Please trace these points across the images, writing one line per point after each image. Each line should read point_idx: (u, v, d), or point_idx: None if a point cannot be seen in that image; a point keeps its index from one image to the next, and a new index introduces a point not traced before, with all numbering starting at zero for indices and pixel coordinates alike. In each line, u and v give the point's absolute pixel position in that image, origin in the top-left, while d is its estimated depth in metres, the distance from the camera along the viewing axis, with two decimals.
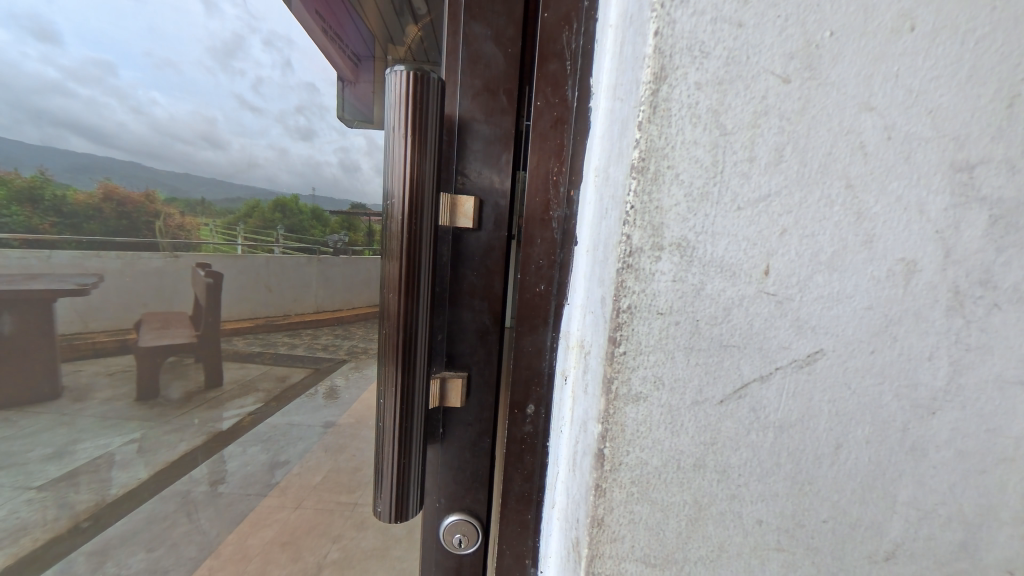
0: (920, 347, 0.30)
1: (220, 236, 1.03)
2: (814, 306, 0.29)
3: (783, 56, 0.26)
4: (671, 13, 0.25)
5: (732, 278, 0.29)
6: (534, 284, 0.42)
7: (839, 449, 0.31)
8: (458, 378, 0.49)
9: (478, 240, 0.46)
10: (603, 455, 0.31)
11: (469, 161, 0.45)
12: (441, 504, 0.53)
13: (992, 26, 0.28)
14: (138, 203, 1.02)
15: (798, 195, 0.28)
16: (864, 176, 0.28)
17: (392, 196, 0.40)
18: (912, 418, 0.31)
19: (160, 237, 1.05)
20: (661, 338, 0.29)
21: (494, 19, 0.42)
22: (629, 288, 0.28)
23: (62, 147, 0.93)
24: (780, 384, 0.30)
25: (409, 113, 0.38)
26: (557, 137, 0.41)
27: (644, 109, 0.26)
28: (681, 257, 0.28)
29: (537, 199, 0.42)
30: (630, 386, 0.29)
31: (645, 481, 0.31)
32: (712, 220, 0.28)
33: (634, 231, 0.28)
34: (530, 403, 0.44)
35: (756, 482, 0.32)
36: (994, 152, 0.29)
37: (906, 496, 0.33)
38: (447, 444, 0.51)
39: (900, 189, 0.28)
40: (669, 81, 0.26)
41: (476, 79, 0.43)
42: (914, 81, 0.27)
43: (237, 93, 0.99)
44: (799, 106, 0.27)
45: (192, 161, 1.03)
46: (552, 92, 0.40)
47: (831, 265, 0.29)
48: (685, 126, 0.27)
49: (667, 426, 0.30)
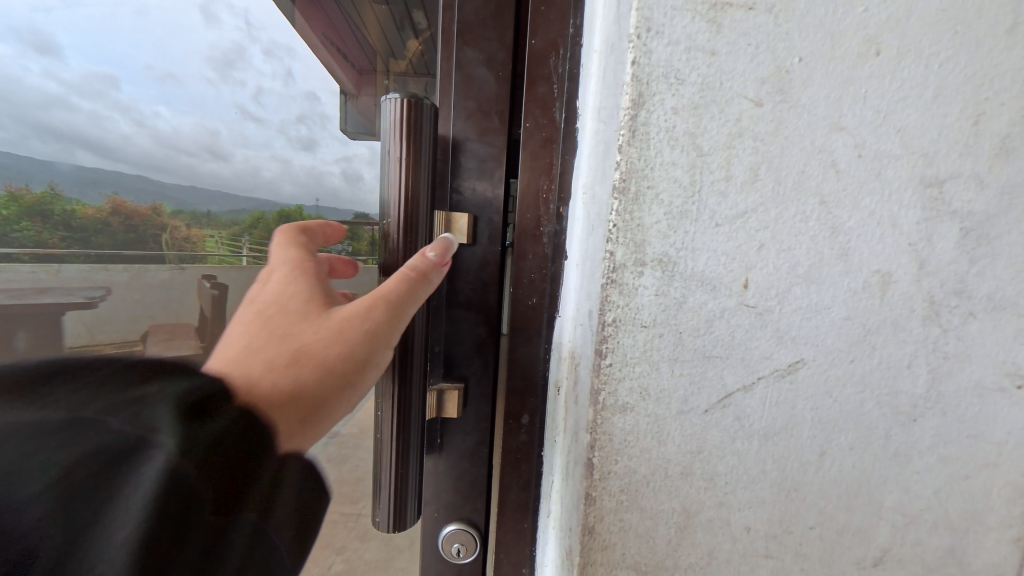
0: (898, 355, 0.31)
1: (225, 247, 0.76)
2: (793, 317, 0.30)
3: (756, 81, 0.28)
4: (647, 43, 0.27)
5: (712, 291, 0.30)
6: (526, 297, 0.44)
7: (823, 456, 0.32)
8: (455, 390, 0.50)
9: (474, 254, 0.48)
10: (592, 464, 0.32)
11: (464, 179, 0.46)
12: (438, 514, 0.54)
13: (956, 48, 0.29)
14: (145, 217, 0.76)
15: (774, 212, 0.30)
16: (838, 192, 0.30)
17: (388, 214, 0.42)
18: (893, 425, 0.32)
19: (166, 250, 0.78)
20: (645, 350, 0.30)
21: (486, 44, 0.44)
22: (614, 302, 0.30)
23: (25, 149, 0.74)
24: (763, 394, 0.31)
25: (404, 136, 0.40)
26: (548, 156, 0.43)
27: (624, 132, 0.28)
28: (663, 272, 0.30)
29: (528, 215, 0.43)
30: (617, 396, 0.31)
31: (634, 489, 0.32)
32: (692, 237, 0.29)
33: (618, 247, 0.29)
34: (525, 413, 0.45)
35: (742, 489, 0.32)
36: (962, 167, 0.30)
37: (891, 501, 0.33)
38: (445, 454, 0.52)
39: (872, 204, 0.30)
40: (647, 106, 0.28)
41: (470, 101, 0.45)
42: (882, 102, 0.29)
43: (239, 103, 0.75)
44: (772, 128, 0.29)
45: (169, 171, 0.76)
46: (541, 114, 0.42)
47: (809, 278, 0.30)
48: (663, 148, 0.29)
49: (654, 436, 0.31)
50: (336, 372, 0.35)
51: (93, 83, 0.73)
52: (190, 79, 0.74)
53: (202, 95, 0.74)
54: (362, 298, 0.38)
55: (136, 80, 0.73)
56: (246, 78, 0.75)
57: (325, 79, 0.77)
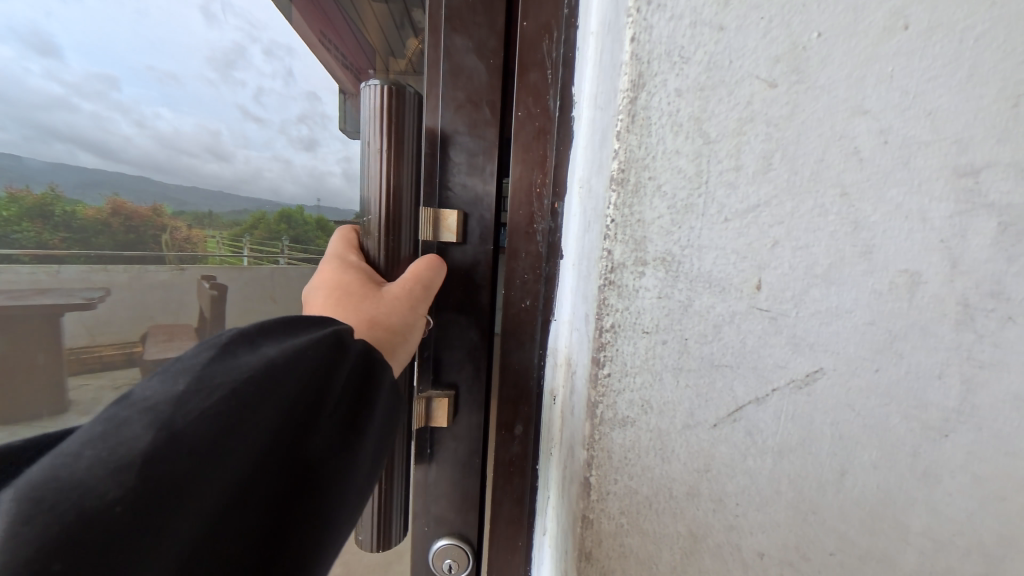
0: (928, 364, 0.28)
1: (227, 248, 0.91)
2: (811, 322, 0.27)
3: (768, 61, 0.25)
4: (647, 18, 0.24)
5: (720, 293, 0.27)
6: (519, 300, 0.41)
7: (844, 476, 0.29)
8: (445, 397, 0.47)
9: (464, 254, 0.45)
10: (589, 484, 0.29)
11: (453, 174, 0.44)
12: (429, 527, 0.51)
13: (993, 21, 0.26)
14: (145, 218, 0.93)
15: (789, 205, 0.27)
16: (860, 183, 0.27)
17: (369, 211, 0.42)
18: (922, 441, 0.29)
19: (166, 251, 0.95)
20: (647, 358, 0.28)
21: (475, 31, 0.41)
22: (613, 306, 0.27)
23: (75, 164, 0.91)
24: (777, 406, 0.28)
25: (384, 128, 0.40)
26: (541, 148, 0.40)
27: (622, 118, 0.26)
28: (666, 272, 0.27)
29: (521, 212, 0.41)
30: (615, 410, 0.28)
31: (635, 512, 0.29)
32: (698, 233, 0.27)
33: (616, 245, 0.27)
34: (518, 423, 0.43)
35: (754, 511, 0.29)
36: (1002, 154, 0.27)
37: (919, 525, 0.30)
38: (436, 464, 0.50)
39: (899, 196, 0.27)
40: (647, 89, 0.25)
41: (459, 92, 0.42)
42: (910, 82, 0.26)
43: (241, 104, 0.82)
44: (786, 112, 0.26)
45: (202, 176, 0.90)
46: (534, 102, 0.40)
47: (828, 278, 0.27)
48: (666, 135, 0.26)
49: (657, 452, 0.29)
50: (392, 348, 0.38)
51: (95, 84, 0.87)
52: (191, 80, 0.82)
53: (204, 97, 0.83)
54: (406, 280, 0.40)
55: (138, 83, 0.85)
56: (246, 78, 0.79)
57: (325, 78, 0.76)
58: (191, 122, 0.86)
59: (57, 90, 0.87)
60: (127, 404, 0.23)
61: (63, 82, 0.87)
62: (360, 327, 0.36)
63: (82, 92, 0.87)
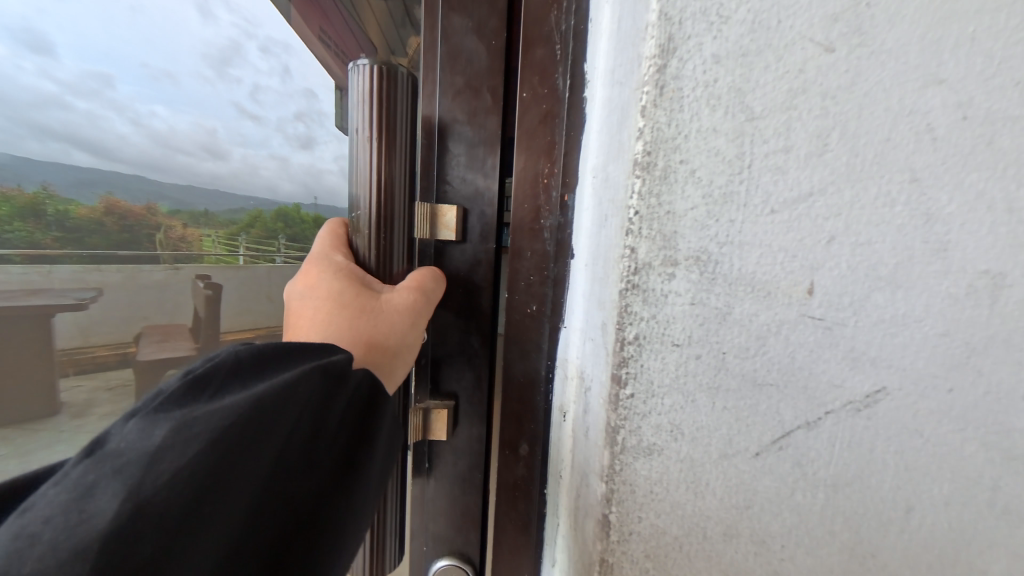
0: (1012, 383, 0.23)
1: (223, 246, 1.01)
2: (873, 334, 0.23)
3: (825, 20, 0.21)
4: None
5: (766, 299, 0.23)
6: (524, 304, 0.37)
7: (909, 513, 0.25)
8: (444, 408, 0.43)
9: (463, 253, 0.41)
10: (609, 521, 0.25)
11: (450, 165, 0.39)
12: (427, 550, 0.47)
13: None
14: (140, 217, 0.94)
15: (850, 194, 0.22)
16: (935, 165, 0.22)
17: (356, 204, 0.37)
18: (1003, 472, 0.24)
19: (161, 250, 0.99)
20: (677, 376, 0.24)
21: (473, 6, 0.37)
22: (636, 314, 0.23)
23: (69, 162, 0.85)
24: (832, 433, 0.24)
25: (373, 111, 0.35)
26: (547, 134, 0.35)
27: (648, 90, 0.22)
28: (700, 273, 0.23)
29: (526, 207, 0.37)
30: (639, 436, 0.24)
31: (662, 553, 0.25)
32: (739, 228, 0.22)
33: (640, 243, 0.23)
34: (523, 442, 0.39)
35: (803, 555, 0.25)
36: None
37: (995, 568, 0.25)
38: (435, 481, 0.46)
39: (981, 181, 0.22)
40: (678, 55, 0.21)
41: (457, 77, 0.38)
42: (998, 42, 0.21)
43: (236, 101, 0.87)
44: (847, 81, 0.21)
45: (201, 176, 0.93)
46: (538, 83, 0.35)
47: (895, 281, 0.23)
48: (700, 110, 0.22)
49: (689, 486, 0.25)
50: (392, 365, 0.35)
51: (88, 82, 0.83)
52: (188, 79, 0.85)
53: (203, 95, 0.86)
54: (410, 293, 0.36)
55: (134, 80, 0.83)
56: (242, 74, 0.84)
57: (323, 77, 0.78)
58: (188, 121, 0.88)
59: (49, 88, 0.80)
60: (100, 460, 0.20)
61: (54, 79, 0.80)
62: (358, 349, 0.33)
63: (76, 91, 0.82)
